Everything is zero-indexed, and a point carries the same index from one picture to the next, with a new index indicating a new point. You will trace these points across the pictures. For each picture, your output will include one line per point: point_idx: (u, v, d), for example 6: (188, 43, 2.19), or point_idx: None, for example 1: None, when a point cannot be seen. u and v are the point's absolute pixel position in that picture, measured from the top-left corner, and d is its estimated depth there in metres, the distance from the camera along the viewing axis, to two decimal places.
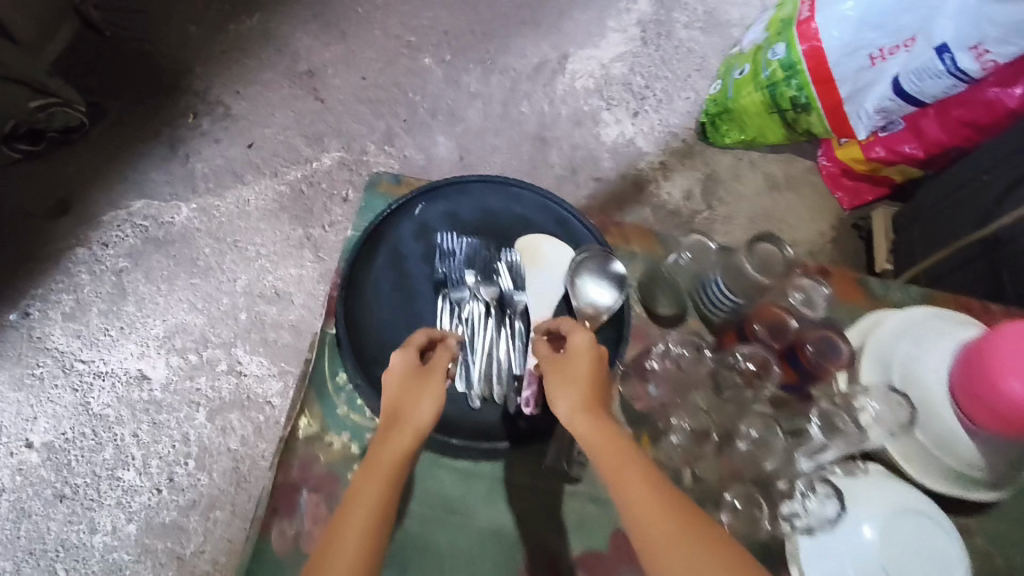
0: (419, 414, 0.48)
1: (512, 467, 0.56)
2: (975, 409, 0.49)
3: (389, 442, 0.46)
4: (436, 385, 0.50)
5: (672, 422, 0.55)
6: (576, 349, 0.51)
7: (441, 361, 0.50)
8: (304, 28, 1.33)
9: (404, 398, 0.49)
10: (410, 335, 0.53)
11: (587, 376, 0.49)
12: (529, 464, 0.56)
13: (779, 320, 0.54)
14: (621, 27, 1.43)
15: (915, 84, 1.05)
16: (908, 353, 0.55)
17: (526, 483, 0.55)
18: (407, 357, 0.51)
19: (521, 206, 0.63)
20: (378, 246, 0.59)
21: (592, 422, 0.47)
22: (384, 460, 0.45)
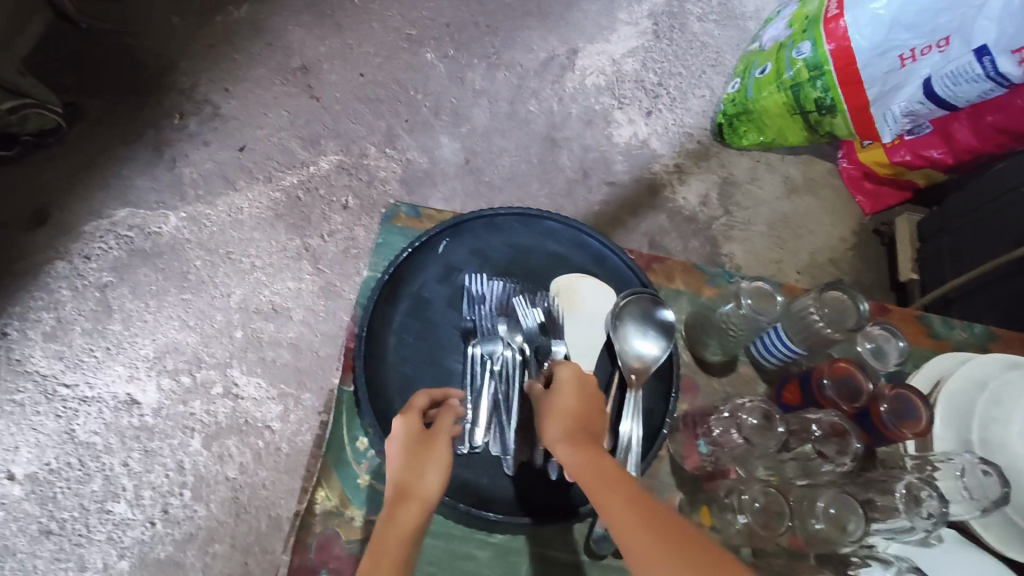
0: (424, 485, 0.39)
1: (557, 541, 0.51)
2: None
3: (393, 523, 0.38)
4: (444, 452, 0.41)
5: (741, 499, 0.47)
6: (559, 382, 0.45)
7: (441, 422, 0.43)
8: (296, 20, 1.24)
9: (408, 467, 0.40)
10: (411, 398, 0.45)
11: (572, 408, 0.43)
12: (575, 539, 0.51)
13: (850, 376, 0.50)
14: (632, 19, 1.36)
15: (948, 88, 0.98)
16: (989, 411, 0.49)
17: (568, 558, 0.51)
18: (409, 421, 0.43)
19: (555, 241, 0.57)
20: (399, 290, 0.53)
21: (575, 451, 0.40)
22: (390, 541, 0.37)
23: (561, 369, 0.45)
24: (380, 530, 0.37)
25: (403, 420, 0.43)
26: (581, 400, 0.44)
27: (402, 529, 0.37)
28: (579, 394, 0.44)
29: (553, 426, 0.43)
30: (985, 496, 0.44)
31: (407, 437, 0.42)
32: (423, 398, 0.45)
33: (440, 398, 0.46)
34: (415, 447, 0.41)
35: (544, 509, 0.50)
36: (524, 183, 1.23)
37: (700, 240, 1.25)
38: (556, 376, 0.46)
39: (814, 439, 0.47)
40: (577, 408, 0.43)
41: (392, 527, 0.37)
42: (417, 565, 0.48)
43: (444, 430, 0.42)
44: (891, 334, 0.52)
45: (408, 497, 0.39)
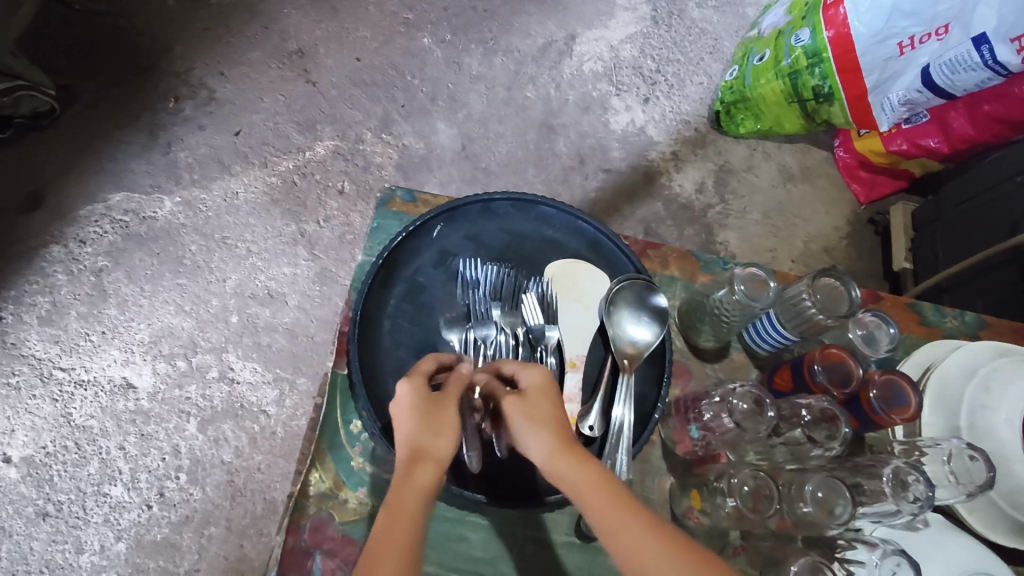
0: (440, 448, 0.39)
1: (549, 523, 0.52)
2: None
3: (410, 484, 0.37)
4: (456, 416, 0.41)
5: (731, 483, 0.47)
6: (529, 384, 0.43)
7: (452, 385, 0.43)
8: (292, 4, 1.23)
9: (424, 430, 0.40)
10: (419, 362, 0.45)
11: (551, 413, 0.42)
12: (567, 523, 0.52)
13: (842, 363, 0.50)
14: (631, 5, 1.35)
15: (947, 76, 0.97)
16: (979, 398, 0.50)
17: (559, 541, 0.51)
18: (417, 383, 0.43)
19: (551, 227, 0.58)
20: (394, 275, 0.54)
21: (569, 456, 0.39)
22: (409, 499, 0.36)
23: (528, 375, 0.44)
24: (397, 488, 0.36)
25: (410, 383, 0.43)
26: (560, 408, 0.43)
27: (420, 487, 0.37)
28: (552, 396, 0.43)
29: (539, 432, 0.41)
30: (970, 480, 0.45)
31: (417, 398, 0.42)
32: (431, 363, 0.45)
33: (448, 363, 0.47)
34: (428, 410, 0.41)
35: (535, 491, 0.51)
36: (521, 169, 1.23)
37: (695, 228, 1.25)
38: (524, 380, 0.44)
39: (804, 423, 0.47)
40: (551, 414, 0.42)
41: (407, 486, 0.37)
42: None
43: (455, 393, 0.42)
44: (884, 322, 0.53)
45: (423, 458, 0.38)
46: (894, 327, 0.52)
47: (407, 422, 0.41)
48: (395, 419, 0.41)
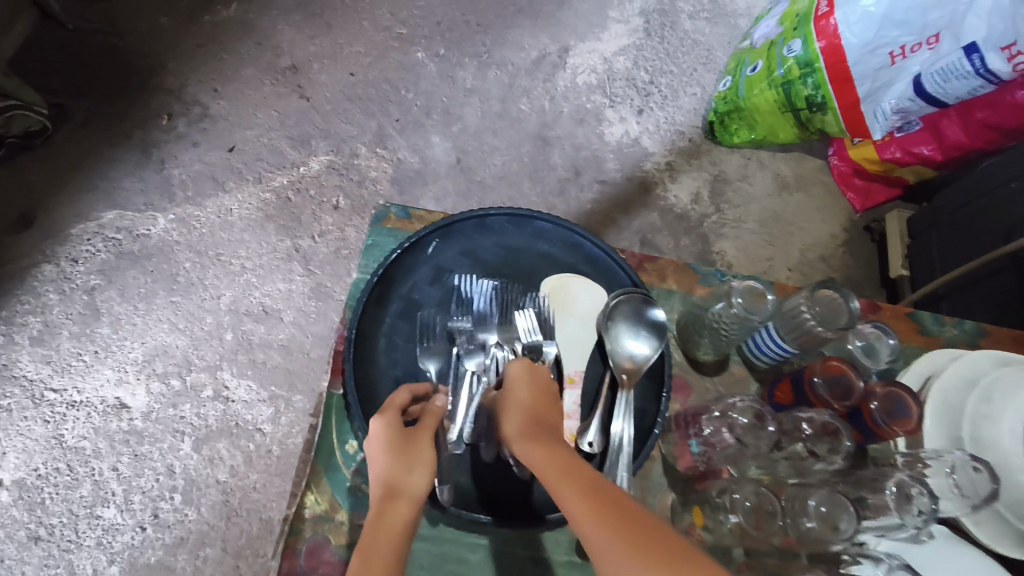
0: (413, 483, 0.40)
1: (547, 542, 0.51)
2: None
3: (385, 521, 0.38)
4: (429, 447, 0.42)
5: (731, 498, 0.47)
6: (512, 380, 0.46)
7: (424, 419, 0.44)
8: (286, 19, 1.24)
9: (396, 465, 0.41)
10: (391, 397, 0.46)
11: (527, 401, 0.45)
12: (565, 540, 0.51)
13: (843, 375, 0.49)
14: (624, 18, 1.37)
15: (939, 85, 1.00)
16: (981, 410, 0.49)
17: (557, 560, 0.50)
18: (390, 418, 0.44)
19: (547, 241, 0.57)
20: (390, 292, 0.53)
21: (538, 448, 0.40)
22: (383, 535, 0.37)
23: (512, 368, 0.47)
24: (371, 528, 0.37)
25: (381, 418, 0.44)
26: (541, 395, 0.46)
27: (395, 525, 0.38)
28: (534, 387, 0.46)
29: (512, 421, 0.43)
30: (974, 490, 0.44)
31: (389, 433, 0.43)
32: (404, 395, 0.46)
33: (421, 394, 0.47)
34: (400, 445, 0.42)
35: (533, 510, 0.50)
36: (515, 181, 1.23)
37: (691, 238, 1.25)
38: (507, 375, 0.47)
39: (805, 437, 0.46)
40: (533, 402, 0.45)
41: (383, 525, 0.38)
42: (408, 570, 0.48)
43: (427, 423, 0.44)
44: (884, 332, 0.51)
45: (397, 495, 0.39)
46: (893, 337, 0.51)
47: (378, 462, 0.42)
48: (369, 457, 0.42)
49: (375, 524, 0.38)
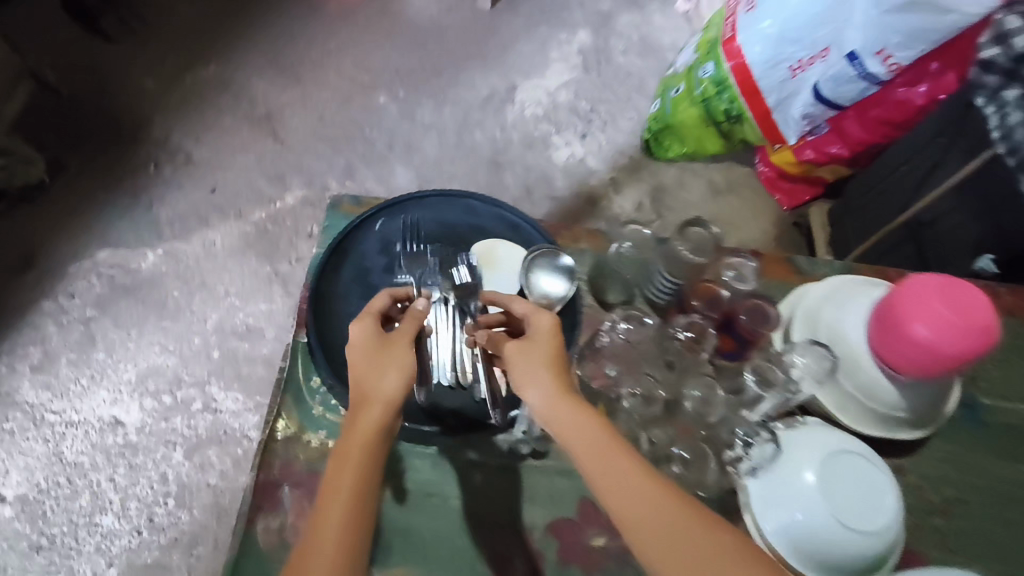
0: (385, 390, 0.49)
1: (484, 450, 0.58)
2: (901, 361, 0.54)
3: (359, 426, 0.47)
4: (403, 356, 0.50)
5: (623, 392, 0.60)
6: (538, 334, 0.51)
7: (402, 324, 0.52)
8: (259, 76, 1.40)
9: (373, 372, 0.49)
10: (369, 302, 0.55)
11: (549, 356, 0.50)
12: (499, 448, 0.58)
13: (716, 294, 0.60)
14: (563, 57, 1.54)
15: (833, 90, 1.14)
16: (834, 316, 0.59)
17: (495, 462, 0.57)
18: (368, 325, 0.52)
19: (477, 216, 0.67)
20: (344, 261, 0.63)
21: (563, 410, 0.48)
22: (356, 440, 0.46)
23: (540, 321, 0.52)
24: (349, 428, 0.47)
25: (362, 323, 0.52)
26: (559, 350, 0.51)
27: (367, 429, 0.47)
28: (554, 341, 0.51)
29: (538, 374, 0.49)
30: (820, 368, 0.57)
31: (369, 340, 0.51)
32: (382, 302, 0.54)
33: (400, 297, 0.56)
34: (376, 354, 0.50)
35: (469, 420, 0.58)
36: None
37: None
38: (534, 327, 0.52)
39: (683, 340, 0.60)
40: (549, 354, 0.50)
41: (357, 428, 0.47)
42: None
43: (405, 330, 0.52)
44: (744, 259, 0.63)
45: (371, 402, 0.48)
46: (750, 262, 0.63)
47: (359, 365, 0.50)
48: (350, 361, 0.50)
49: (352, 427, 0.47)
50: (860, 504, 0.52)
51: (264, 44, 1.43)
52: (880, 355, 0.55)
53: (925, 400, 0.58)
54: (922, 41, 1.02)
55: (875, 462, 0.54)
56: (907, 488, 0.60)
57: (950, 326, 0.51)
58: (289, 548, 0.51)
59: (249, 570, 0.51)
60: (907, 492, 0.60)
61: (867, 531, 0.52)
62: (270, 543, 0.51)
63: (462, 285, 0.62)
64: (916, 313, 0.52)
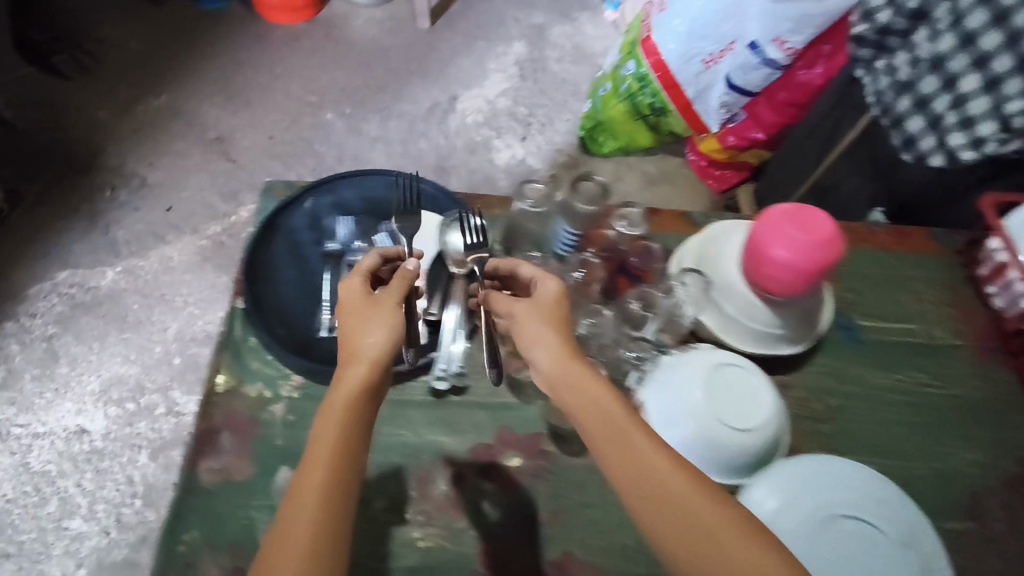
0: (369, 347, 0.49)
1: (409, 388, 0.62)
2: (771, 286, 0.61)
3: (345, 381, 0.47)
4: (389, 313, 0.52)
5: None
6: (542, 297, 0.54)
7: (391, 283, 0.53)
8: (211, 102, 1.48)
9: (360, 327, 0.50)
10: (359, 261, 0.58)
11: (554, 319, 0.52)
12: (423, 387, 0.63)
13: (607, 239, 0.69)
14: (500, 67, 1.64)
15: (742, 78, 1.24)
16: (714, 252, 0.67)
17: (418, 398, 0.62)
18: (359, 284, 0.54)
19: (400, 190, 0.74)
20: (276, 235, 0.69)
21: (571, 373, 0.49)
22: (343, 396, 0.46)
23: (545, 287, 0.54)
24: (336, 382, 0.47)
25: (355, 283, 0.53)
26: (563, 316, 0.53)
27: (352, 384, 0.47)
28: (557, 304, 0.54)
29: (545, 337, 0.51)
30: (699, 292, 0.67)
31: (360, 300, 0.53)
32: (373, 262, 0.57)
33: (390, 256, 0.60)
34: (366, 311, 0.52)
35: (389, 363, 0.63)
36: None
37: None
38: (541, 292, 0.54)
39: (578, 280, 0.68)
40: (552, 316, 0.52)
41: (344, 382, 0.47)
42: (290, 421, 0.60)
43: (391, 290, 0.53)
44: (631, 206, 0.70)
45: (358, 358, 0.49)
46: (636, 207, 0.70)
47: (351, 321, 0.51)
48: (343, 319, 0.52)
49: (339, 381, 0.47)
50: (741, 407, 0.59)
51: (214, 74, 1.52)
52: (752, 282, 0.62)
53: (796, 318, 0.64)
54: (810, 26, 1.11)
55: (753, 370, 0.61)
56: (793, 399, 0.65)
57: (803, 245, 0.58)
58: (231, 484, 0.56)
59: (192, 505, 0.55)
60: (792, 402, 0.65)
61: (748, 429, 0.58)
62: (212, 481, 0.56)
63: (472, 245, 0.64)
64: (774, 239, 0.60)
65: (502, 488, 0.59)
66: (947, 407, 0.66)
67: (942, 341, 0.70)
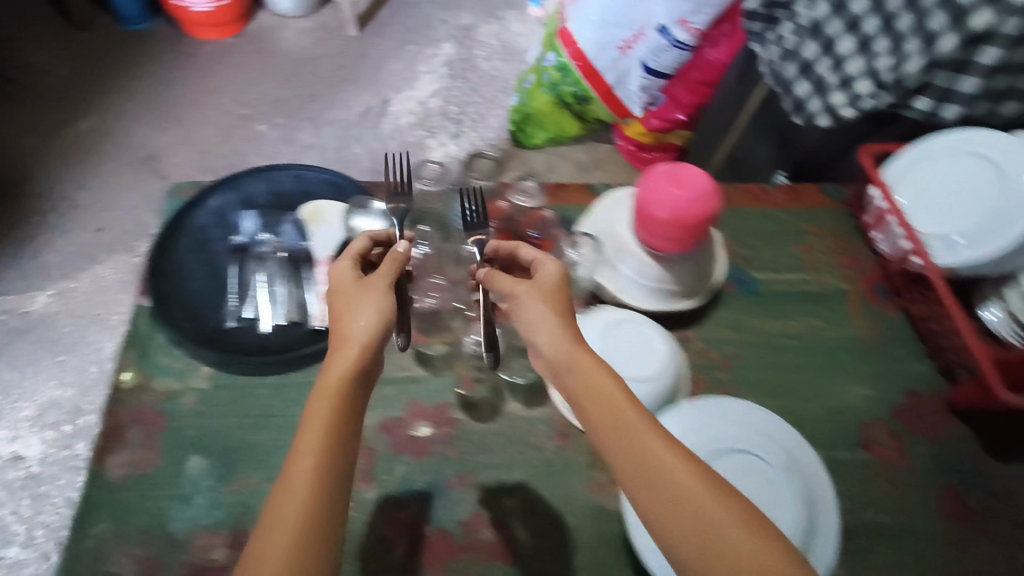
0: (358, 330, 0.47)
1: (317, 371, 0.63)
2: (657, 242, 0.64)
3: (334, 364, 0.45)
4: (378, 293, 0.50)
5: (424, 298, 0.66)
6: (542, 277, 0.53)
7: (380, 267, 0.52)
8: (139, 121, 1.47)
9: (351, 308, 0.48)
10: (348, 246, 0.56)
11: (556, 299, 0.51)
12: None
13: (505, 211, 0.72)
14: (431, 69, 1.66)
15: (656, 60, 1.27)
16: (607, 217, 0.70)
17: None
18: (350, 269, 0.52)
19: (306, 182, 0.75)
20: (182, 233, 0.70)
21: (572, 353, 0.47)
22: (331, 380, 0.44)
23: (544, 268, 0.53)
24: (325, 367, 0.45)
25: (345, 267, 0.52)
26: (562, 296, 0.52)
27: (341, 368, 0.45)
28: (559, 285, 0.52)
29: (543, 316, 0.50)
30: (591, 254, 0.69)
31: (350, 284, 0.51)
32: (362, 246, 0.55)
33: (380, 239, 0.58)
34: (356, 294, 0.50)
35: (298, 346, 0.64)
36: None
37: None
38: (541, 274, 0.53)
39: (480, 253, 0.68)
40: (552, 296, 0.51)
41: (333, 365, 0.45)
42: (196, 410, 0.60)
43: (381, 272, 0.51)
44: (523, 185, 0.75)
45: (347, 341, 0.46)
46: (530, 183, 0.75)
47: (341, 305, 0.49)
48: (335, 303, 0.50)
49: (327, 366, 0.45)
50: (639, 360, 0.61)
51: (140, 93, 1.51)
52: (641, 239, 0.66)
53: (689, 273, 0.68)
54: (709, 5, 1.16)
55: (652, 325, 0.63)
56: (695, 351, 0.69)
57: (681, 201, 0.61)
58: (138, 476, 0.57)
59: (99, 499, 0.56)
60: (692, 354, 0.68)
61: (647, 377, 0.60)
62: (120, 474, 0.57)
63: (471, 225, 0.64)
64: (656, 197, 0.62)
65: (412, 456, 0.60)
66: (839, 347, 0.70)
67: (834, 287, 0.74)
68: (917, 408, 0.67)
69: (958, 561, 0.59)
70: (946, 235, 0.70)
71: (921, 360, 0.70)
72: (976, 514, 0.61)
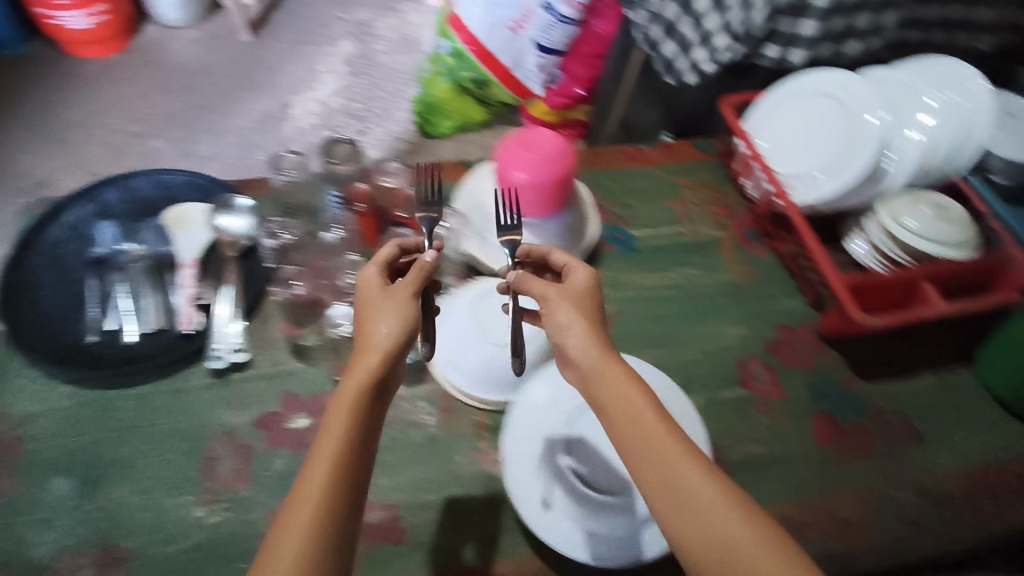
0: (382, 339, 0.44)
1: (189, 376, 0.62)
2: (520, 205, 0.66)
3: (355, 373, 0.42)
4: (403, 301, 0.47)
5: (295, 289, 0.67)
6: (573, 285, 0.50)
7: (407, 274, 0.48)
8: (23, 148, 1.41)
9: (375, 313, 0.45)
10: (377, 251, 0.52)
11: (588, 308, 0.49)
12: (203, 371, 0.62)
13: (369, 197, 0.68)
14: (330, 68, 1.63)
15: (547, 38, 1.24)
16: (471, 193, 0.71)
17: (197, 383, 0.62)
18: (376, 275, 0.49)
19: (170, 187, 0.73)
20: (37, 251, 0.67)
21: (607, 363, 0.45)
22: (351, 388, 0.41)
23: (576, 276, 0.51)
24: (346, 375, 0.42)
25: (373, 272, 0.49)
26: (594, 305, 0.49)
27: (363, 378, 0.42)
28: (591, 295, 0.50)
29: (572, 321, 0.47)
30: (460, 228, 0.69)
31: (375, 290, 0.48)
32: (390, 251, 0.52)
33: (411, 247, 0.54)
34: (379, 300, 0.47)
35: (166, 351, 0.62)
36: None
37: None
38: (572, 281, 0.51)
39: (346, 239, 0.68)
40: (584, 304, 0.49)
41: (355, 374, 0.42)
42: (58, 430, 0.58)
43: (408, 279, 0.48)
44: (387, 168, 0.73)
45: (370, 350, 0.43)
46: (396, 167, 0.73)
47: (365, 310, 0.46)
48: (359, 310, 0.47)
49: (349, 374, 0.42)
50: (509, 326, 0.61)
51: (23, 120, 1.45)
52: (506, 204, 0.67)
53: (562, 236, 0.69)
54: None
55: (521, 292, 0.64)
56: None
57: (538, 161, 0.63)
58: None
59: None
60: None
61: None
62: None
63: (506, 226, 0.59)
64: (514, 161, 0.64)
65: (289, 449, 0.59)
66: (714, 293, 0.72)
67: (708, 237, 0.76)
68: (790, 342, 0.69)
69: (836, 481, 0.61)
70: (806, 172, 0.72)
71: (792, 297, 0.73)
72: (847, 433, 0.64)
